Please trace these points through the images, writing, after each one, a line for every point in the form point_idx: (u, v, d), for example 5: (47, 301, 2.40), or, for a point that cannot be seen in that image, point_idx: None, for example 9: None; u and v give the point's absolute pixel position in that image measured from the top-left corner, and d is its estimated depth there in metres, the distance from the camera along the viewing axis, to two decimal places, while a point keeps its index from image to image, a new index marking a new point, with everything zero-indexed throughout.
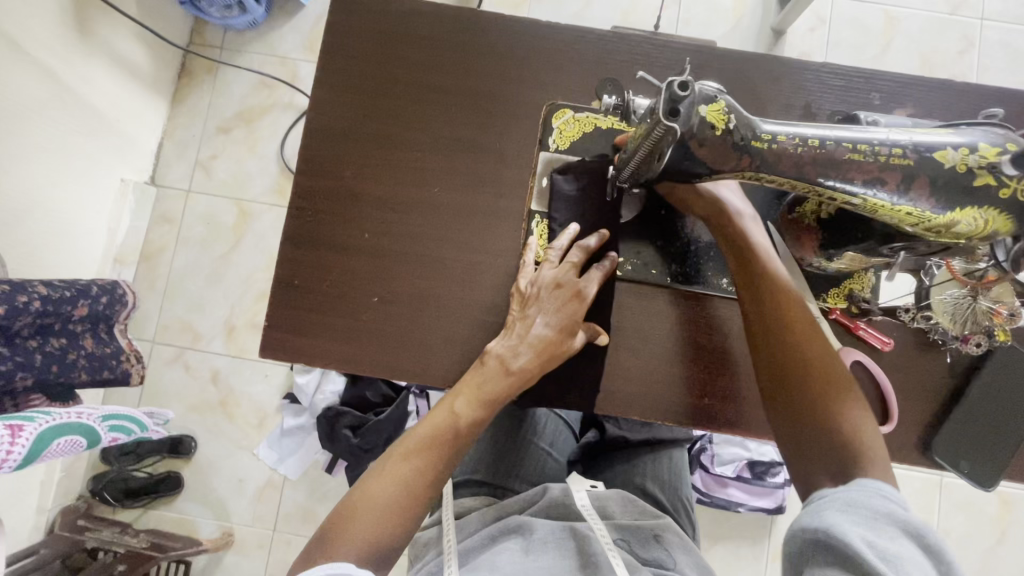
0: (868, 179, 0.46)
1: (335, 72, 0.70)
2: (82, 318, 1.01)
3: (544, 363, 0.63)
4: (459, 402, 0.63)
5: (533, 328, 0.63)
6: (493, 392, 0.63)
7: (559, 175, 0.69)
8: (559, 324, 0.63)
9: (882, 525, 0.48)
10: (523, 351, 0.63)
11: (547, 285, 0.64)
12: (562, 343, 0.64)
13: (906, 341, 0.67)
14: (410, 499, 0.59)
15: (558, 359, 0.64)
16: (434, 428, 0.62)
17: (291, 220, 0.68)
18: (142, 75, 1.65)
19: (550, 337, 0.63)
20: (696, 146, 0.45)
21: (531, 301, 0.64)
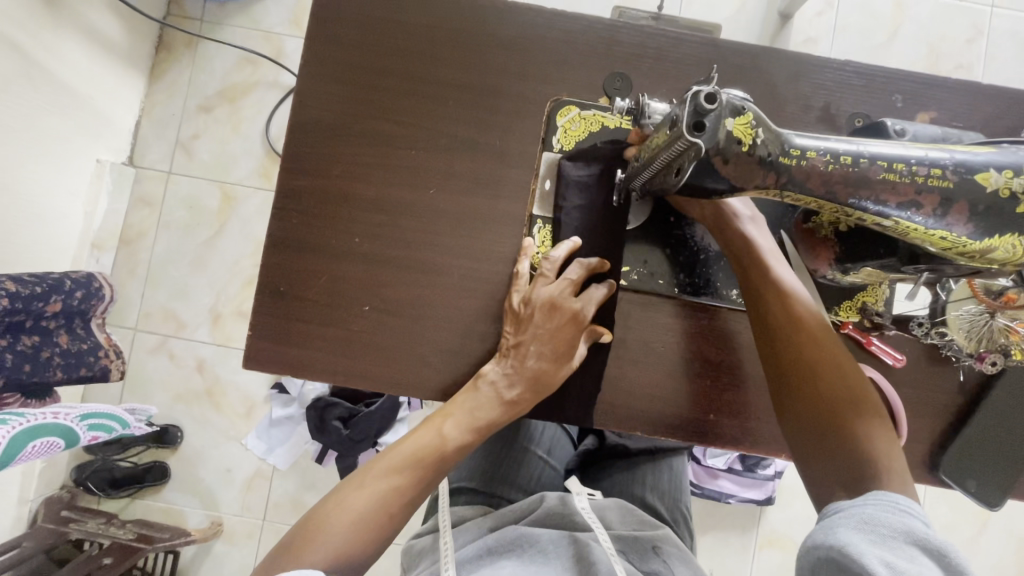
0: (902, 202, 0.42)
1: (322, 61, 0.65)
2: (55, 313, 0.96)
3: (535, 393, 0.61)
4: (449, 424, 0.60)
5: (527, 361, 0.60)
6: (484, 420, 0.61)
7: (568, 160, 0.65)
8: (553, 355, 0.60)
9: (900, 544, 0.44)
10: (516, 384, 0.61)
11: (544, 307, 0.60)
12: (556, 372, 0.61)
13: (918, 356, 0.65)
14: (385, 517, 0.57)
15: (549, 387, 0.62)
16: (422, 448, 0.59)
17: (276, 223, 0.64)
18: (116, 49, 1.55)
19: (544, 368, 0.61)
20: (720, 163, 0.41)
21: (525, 325, 0.61)
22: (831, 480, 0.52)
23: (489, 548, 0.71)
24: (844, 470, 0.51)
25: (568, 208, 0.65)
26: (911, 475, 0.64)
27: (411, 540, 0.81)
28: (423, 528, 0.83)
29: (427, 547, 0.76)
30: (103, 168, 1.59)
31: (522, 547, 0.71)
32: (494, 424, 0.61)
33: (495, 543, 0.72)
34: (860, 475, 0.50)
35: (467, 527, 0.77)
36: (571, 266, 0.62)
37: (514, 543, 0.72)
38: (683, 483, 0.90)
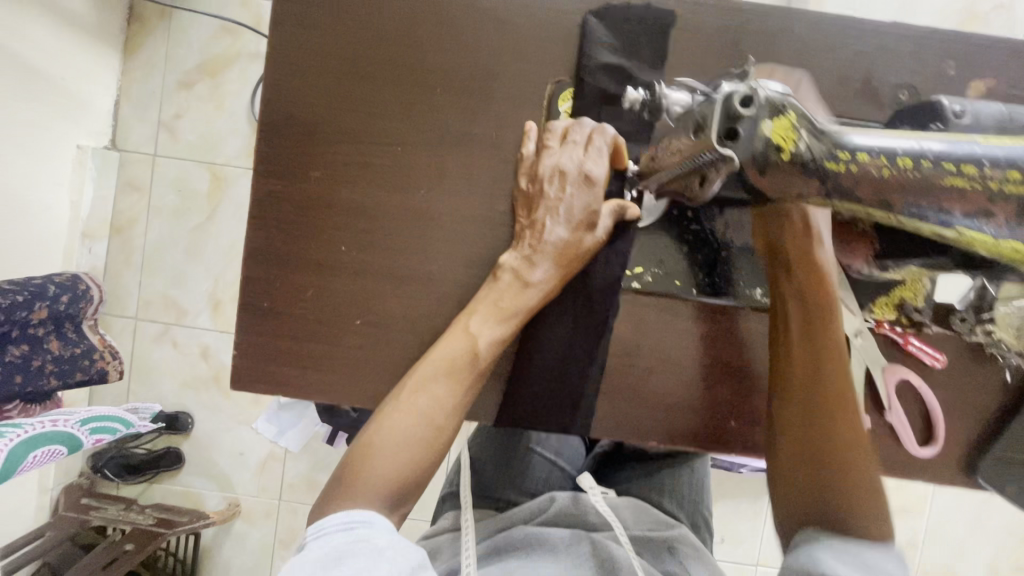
0: (969, 211, 0.36)
1: (295, 48, 0.57)
2: (42, 320, 0.92)
3: (564, 268, 0.56)
4: (475, 318, 0.55)
5: (545, 242, 0.55)
6: (514, 304, 0.55)
7: (593, 19, 0.57)
8: (569, 234, 0.55)
9: None
10: (540, 262, 0.55)
11: (552, 171, 0.55)
12: (577, 249, 0.56)
13: (958, 354, 0.60)
14: (421, 442, 0.53)
15: (575, 268, 0.57)
16: (451, 353, 0.54)
17: (254, 234, 0.59)
18: (84, 24, 1.44)
19: (563, 246, 0.56)
20: (754, 171, 0.36)
21: (536, 202, 0.56)
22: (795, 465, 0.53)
23: (500, 547, 0.70)
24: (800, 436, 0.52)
25: (591, 67, 0.57)
26: (945, 478, 0.61)
27: (422, 539, 0.77)
28: (433, 528, 0.78)
29: (442, 544, 0.72)
30: (85, 154, 1.51)
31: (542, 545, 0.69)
32: (527, 310, 0.55)
33: (513, 544, 0.70)
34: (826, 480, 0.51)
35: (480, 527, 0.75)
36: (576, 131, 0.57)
37: (530, 542, 0.69)
38: (703, 484, 0.85)
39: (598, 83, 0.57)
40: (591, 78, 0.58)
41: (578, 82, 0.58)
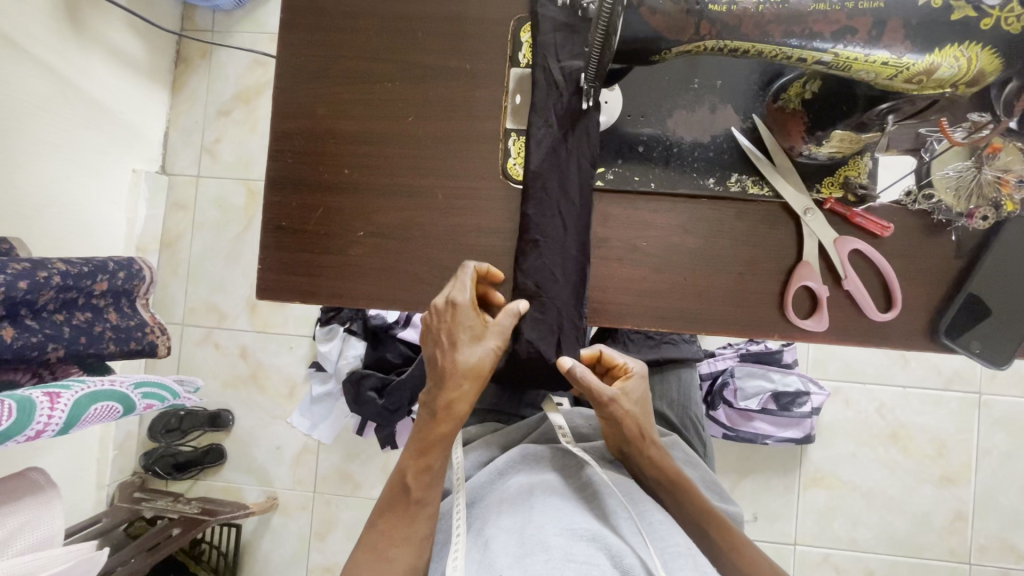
0: (837, 30, 0.43)
1: (298, 13, 0.70)
2: (103, 293, 1.05)
3: (470, 382, 0.61)
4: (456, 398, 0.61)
5: (445, 356, 0.61)
6: (432, 434, 0.61)
7: None
8: (459, 336, 0.61)
9: None
10: (449, 381, 0.60)
11: (445, 321, 0.61)
12: (477, 349, 0.61)
13: (908, 225, 0.64)
14: (412, 491, 0.61)
15: (481, 368, 0.61)
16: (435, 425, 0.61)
17: (274, 164, 0.70)
18: (140, 66, 1.67)
19: (459, 353, 0.60)
20: (648, 13, 0.44)
21: (430, 337, 0.62)
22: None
23: (499, 469, 0.76)
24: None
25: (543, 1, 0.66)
26: (909, 343, 0.64)
27: None
28: None
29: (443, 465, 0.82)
30: (140, 176, 1.71)
31: (522, 468, 0.75)
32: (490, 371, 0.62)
33: (501, 465, 0.76)
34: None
35: (477, 445, 0.82)
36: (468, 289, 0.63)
37: (512, 465, 0.76)
38: (693, 390, 0.90)
39: (551, 15, 0.66)
40: (544, 10, 0.66)
41: (533, 13, 0.67)
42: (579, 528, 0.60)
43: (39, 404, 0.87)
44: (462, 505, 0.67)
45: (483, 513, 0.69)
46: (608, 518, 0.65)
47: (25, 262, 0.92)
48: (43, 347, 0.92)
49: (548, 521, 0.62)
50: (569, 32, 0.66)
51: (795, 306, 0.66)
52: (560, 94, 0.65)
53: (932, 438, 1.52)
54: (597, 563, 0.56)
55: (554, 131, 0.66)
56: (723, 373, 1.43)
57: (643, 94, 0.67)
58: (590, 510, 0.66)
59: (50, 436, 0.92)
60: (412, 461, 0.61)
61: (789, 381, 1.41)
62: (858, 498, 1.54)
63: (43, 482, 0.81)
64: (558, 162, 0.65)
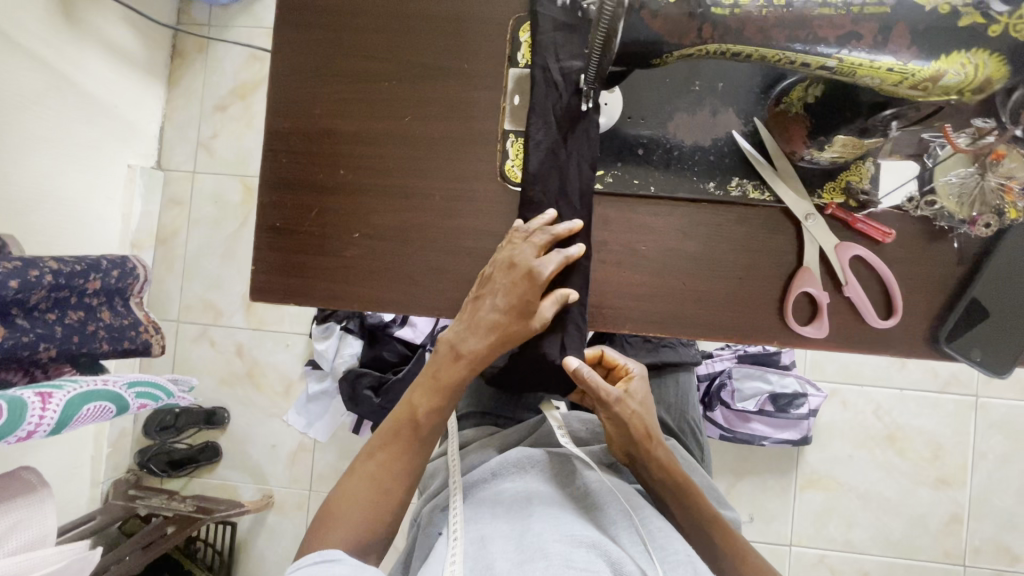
0: (841, 36, 0.42)
1: (294, 9, 0.69)
2: (96, 291, 1.04)
3: (495, 349, 0.63)
4: (466, 350, 0.63)
5: (484, 314, 0.62)
6: (445, 380, 0.64)
7: None
8: (511, 305, 0.61)
9: None
10: (473, 338, 0.63)
11: (507, 281, 0.62)
12: (517, 322, 0.62)
13: (909, 231, 0.63)
14: (418, 436, 0.65)
15: (514, 340, 0.63)
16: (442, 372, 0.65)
17: (267, 164, 0.69)
18: (135, 60, 1.66)
19: (501, 319, 0.62)
20: (649, 17, 0.43)
21: (487, 282, 0.63)
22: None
23: (494, 470, 0.75)
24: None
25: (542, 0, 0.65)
26: (909, 351, 0.64)
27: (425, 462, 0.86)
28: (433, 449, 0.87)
29: (438, 468, 0.80)
30: (135, 171, 1.69)
31: (518, 471, 0.74)
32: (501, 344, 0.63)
33: (495, 465, 0.76)
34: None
35: (474, 447, 0.81)
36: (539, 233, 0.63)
37: (507, 467, 0.75)
38: (690, 393, 0.89)
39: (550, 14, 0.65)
40: (542, 9, 0.65)
41: (531, 12, 0.66)
42: (579, 535, 0.60)
43: (30, 405, 0.86)
44: (459, 508, 0.68)
45: (478, 508, 0.68)
46: (607, 529, 0.65)
47: (17, 261, 0.91)
48: (34, 346, 0.91)
49: (548, 529, 0.61)
50: (568, 32, 0.65)
51: (794, 312, 0.65)
52: (559, 95, 0.64)
53: (928, 440, 1.52)
54: (598, 570, 0.55)
55: (553, 132, 0.64)
56: (721, 374, 1.43)
57: (643, 96, 0.66)
58: (588, 520, 0.66)
59: (41, 436, 0.91)
60: (426, 399, 0.65)
61: (786, 382, 1.41)
62: (854, 500, 1.54)
63: (37, 482, 0.81)
64: (556, 164, 0.64)
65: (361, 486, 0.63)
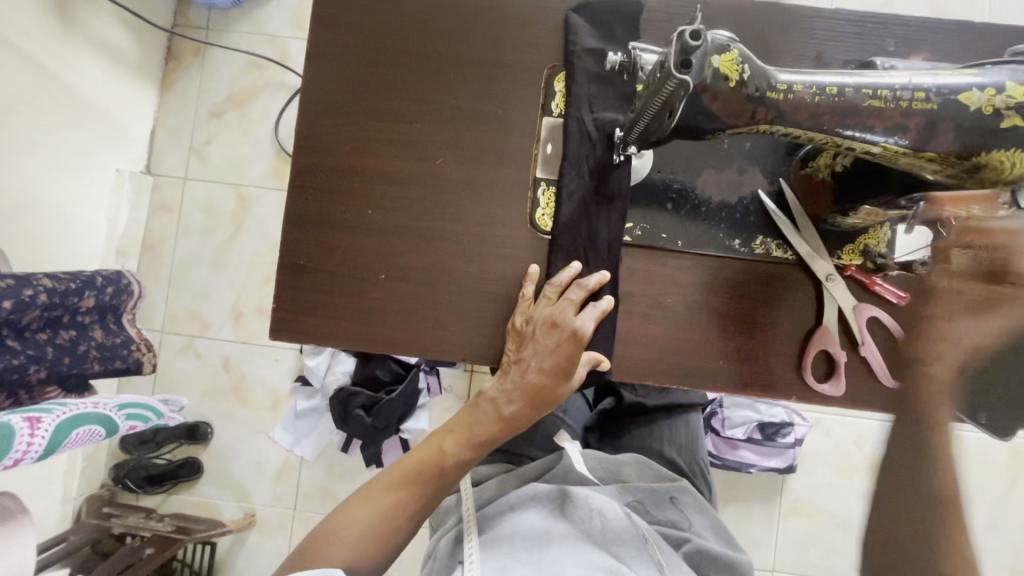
0: (888, 127, 0.44)
1: (325, 44, 0.68)
2: (89, 309, 1.00)
3: (535, 409, 0.64)
4: (503, 410, 0.64)
5: (527, 375, 0.63)
6: (483, 435, 0.64)
7: (575, 14, 0.67)
8: (555, 367, 0.62)
9: None
10: (516, 398, 0.63)
11: (549, 342, 0.62)
12: (559, 384, 0.63)
13: (923, 295, 0.66)
14: (440, 480, 0.65)
15: (551, 398, 0.64)
16: (477, 430, 0.65)
17: (292, 200, 0.68)
18: (128, 62, 1.60)
19: (544, 380, 0.63)
20: (709, 99, 0.44)
21: (526, 340, 0.63)
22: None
23: (512, 504, 0.75)
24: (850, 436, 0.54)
25: (580, 51, 0.66)
26: None
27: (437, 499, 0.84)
28: None
29: (452, 505, 0.79)
30: (123, 177, 1.63)
31: (534, 504, 0.74)
32: (541, 403, 0.64)
33: (512, 500, 0.76)
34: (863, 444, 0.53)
35: (490, 484, 0.80)
36: (573, 289, 0.63)
37: (524, 501, 0.75)
38: (700, 435, 0.90)
39: (585, 65, 0.66)
40: (578, 60, 0.66)
41: (567, 61, 0.67)
42: (596, 561, 0.63)
43: (20, 431, 0.82)
44: (474, 543, 0.67)
45: (495, 539, 0.69)
46: (621, 556, 0.67)
47: (10, 279, 0.87)
48: (24, 368, 0.87)
49: (567, 560, 0.63)
50: (602, 85, 0.66)
51: (812, 368, 0.67)
52: (593, 148, 0.65)
53: None
54: None
55: (586, 183, 0.65)
56: (713, 403, 1.46)
57: (675, 151, 0.67)
58: (602, 544, 0.68)
59: (29, 462, 0.87)
60: (457, 450, 0.65)
61: (775, 413, 1.45)
62: (835, 527, 1.58)
63: (15, 508, 0.79)
64: (586, 216, 0.65)
65: (371, 519, 0.63)
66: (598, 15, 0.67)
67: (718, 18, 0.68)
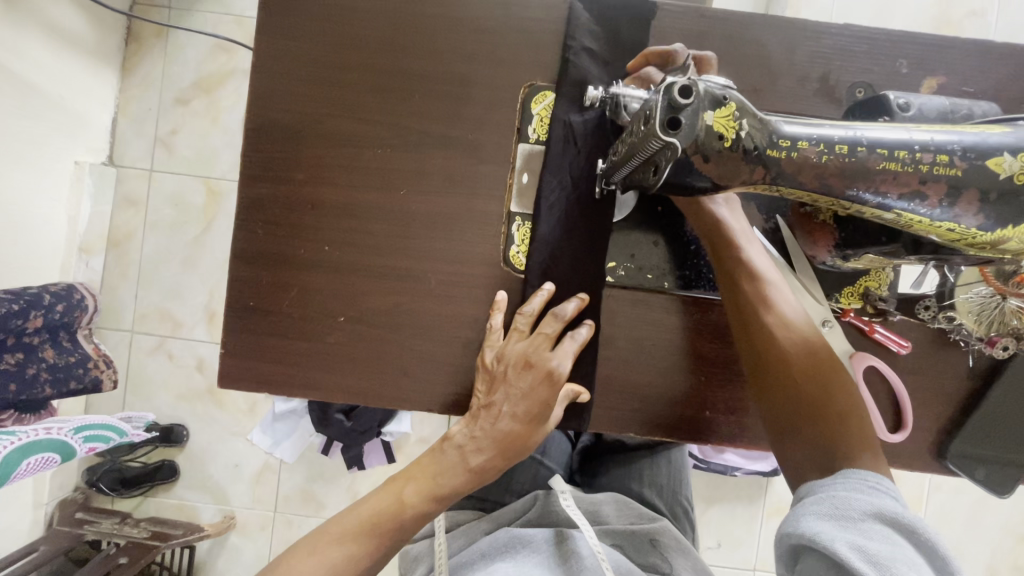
0: (905, 192, 0.39)
1: (282, 60, 0.60)
2: (37, 329, 0.94)
3: (505, 458, 0.58)
4: (472, 458, 0.57)
5: (499, 422, 0.57)
6: (448, 486, 0.58)
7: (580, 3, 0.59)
8: (529, 409, 0.56)
9: (870, 527, 0.44)
10: (486, 449, 0.57)
11: (522, 383, 0.56)
12: (534, 427, 0.57)
13: (924, 342, 0.62)
14: (399, 530, 0.58)
15: (525, 445, 0.58)
16: (442, 477, 0.58)
17: (240, 234, 0.61)
18: (86, 46, 1.34)
19: (517, 425, 0.57)
20: (701, 161, 0.37)
21: (498, 382, 0.57)
22: (795, 450, 0.53)
23: (485, 551, 0.72)
24: (821, 449, 0.51)
25: (577, 48, 0.59)
26: (915, 463, 0.62)
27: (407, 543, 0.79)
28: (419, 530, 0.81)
29: (423, 552, 0.75)
30: (82, 170, 1.38)
31: (508, 551, 0.71)
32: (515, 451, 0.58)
33: (486, 546, 0.72)
34: (836, 455, 0.50)
35: (461, 531, 0.78)
36: (546, 321, 0.58)
37: (498, 547, 0.72)
38: (682, 474, 0.90)
39: (582, 65, 0.59)
40: (575, 58, 0.59)
41: (562, 61, 0.60)
42: None
43: None
44: None
45: None
46: None
47: None
48: None
49: None
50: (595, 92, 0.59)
51: None
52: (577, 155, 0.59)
53: None
54: None
55: (564, 213, 0.59)
56: None
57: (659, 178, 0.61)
58: None
59: None
60: (419, 500, 0.58)
61: None
62: None
63: None
64: (565, 244, 0.59)
65: (318, 574, 0.55)
66: (595, 23, 0.59)
67: (714, 33, 0.61)
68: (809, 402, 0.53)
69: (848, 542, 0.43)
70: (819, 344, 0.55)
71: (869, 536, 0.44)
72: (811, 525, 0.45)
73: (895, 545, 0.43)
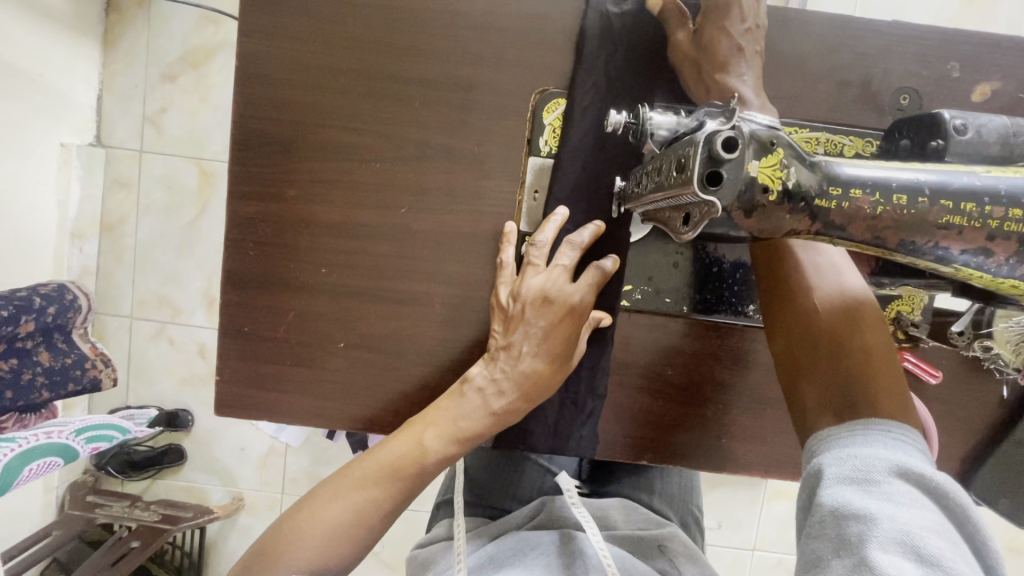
0: (968, 248, 0.35)
1: (268, 64, 0.54)
2: (30, 332, 0.90)
3: (531, 400, 0.54)
4: (492, 399, 0.53)
5: (520, 363, 0.52)
6: (469, 431, 0.53)
7: None
8: (552, 344, 0.52)
9: (900, 490, 0.37)
10: (507, 391, 0.52)
11: (541, 318, 0.51)
12: (559, 361, 0.53)
13: (953, 367, 0.59)
14: (421, 476, 0.54)
15: (550, 385, 0.54)
16: (465, 419, 0.53)
17: (230, 255, 0.57)
18: (63, 18, 1.25)
19: (541, 364, 0.52)
20: (742, 216, 0.33)
21: (515, 322, 0.52)
22: (807, 389, 0.46)
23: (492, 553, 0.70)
24: (836, 387, 0.45)
25: None
26: None
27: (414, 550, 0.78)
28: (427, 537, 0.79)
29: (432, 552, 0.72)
30: (70, 152, 1.31)
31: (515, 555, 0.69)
32: (539, 394, 0.53)
33: (493, 549, 0.71)
34: (855, 397, 0.43)
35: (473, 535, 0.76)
36: (562, 250, 0.53)
37: (505, 549, 0.70)
38: (691, 486, 0.90)
39: None
40: None
41: None
42: None
43: None
44: None
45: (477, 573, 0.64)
46: None
47: None
48: None
49: None
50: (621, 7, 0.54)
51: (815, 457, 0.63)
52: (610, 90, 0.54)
53: None
54: None
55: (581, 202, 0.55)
56: None
57: None
58: None
59: None
60: (439, 445, 0.53)
61: None
62: None
63: None
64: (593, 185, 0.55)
65: (340, 517, 0.52)
66: (611, 23, 0.54)
67: None
68: (832, 340, 0.47)
69: (871, 512, 0.36)
70: (854, 291, 0.48)
71: (895, 501, 0.36)
72: (832, 493, 0.38)
73: (926, 512, 0.36)
